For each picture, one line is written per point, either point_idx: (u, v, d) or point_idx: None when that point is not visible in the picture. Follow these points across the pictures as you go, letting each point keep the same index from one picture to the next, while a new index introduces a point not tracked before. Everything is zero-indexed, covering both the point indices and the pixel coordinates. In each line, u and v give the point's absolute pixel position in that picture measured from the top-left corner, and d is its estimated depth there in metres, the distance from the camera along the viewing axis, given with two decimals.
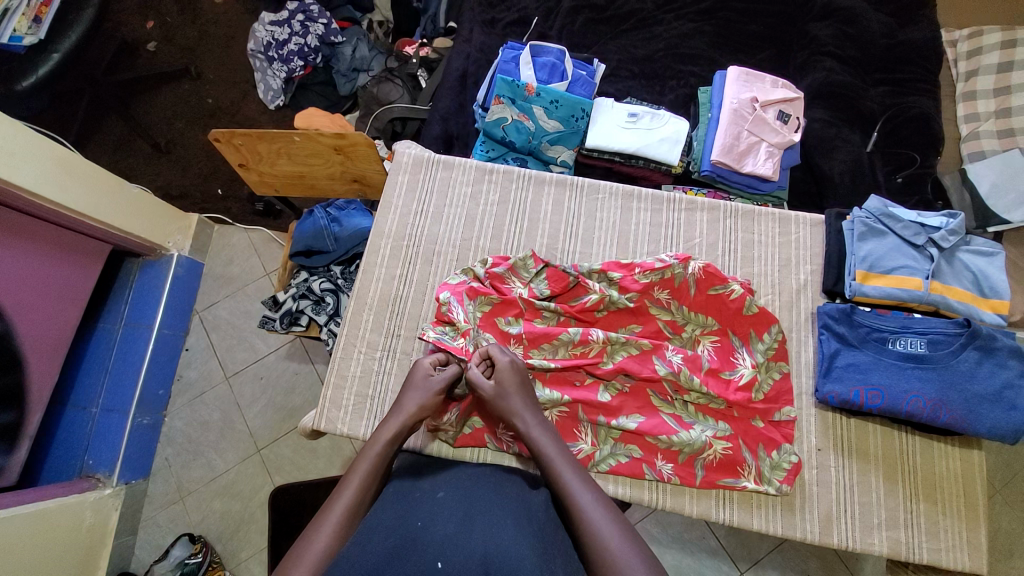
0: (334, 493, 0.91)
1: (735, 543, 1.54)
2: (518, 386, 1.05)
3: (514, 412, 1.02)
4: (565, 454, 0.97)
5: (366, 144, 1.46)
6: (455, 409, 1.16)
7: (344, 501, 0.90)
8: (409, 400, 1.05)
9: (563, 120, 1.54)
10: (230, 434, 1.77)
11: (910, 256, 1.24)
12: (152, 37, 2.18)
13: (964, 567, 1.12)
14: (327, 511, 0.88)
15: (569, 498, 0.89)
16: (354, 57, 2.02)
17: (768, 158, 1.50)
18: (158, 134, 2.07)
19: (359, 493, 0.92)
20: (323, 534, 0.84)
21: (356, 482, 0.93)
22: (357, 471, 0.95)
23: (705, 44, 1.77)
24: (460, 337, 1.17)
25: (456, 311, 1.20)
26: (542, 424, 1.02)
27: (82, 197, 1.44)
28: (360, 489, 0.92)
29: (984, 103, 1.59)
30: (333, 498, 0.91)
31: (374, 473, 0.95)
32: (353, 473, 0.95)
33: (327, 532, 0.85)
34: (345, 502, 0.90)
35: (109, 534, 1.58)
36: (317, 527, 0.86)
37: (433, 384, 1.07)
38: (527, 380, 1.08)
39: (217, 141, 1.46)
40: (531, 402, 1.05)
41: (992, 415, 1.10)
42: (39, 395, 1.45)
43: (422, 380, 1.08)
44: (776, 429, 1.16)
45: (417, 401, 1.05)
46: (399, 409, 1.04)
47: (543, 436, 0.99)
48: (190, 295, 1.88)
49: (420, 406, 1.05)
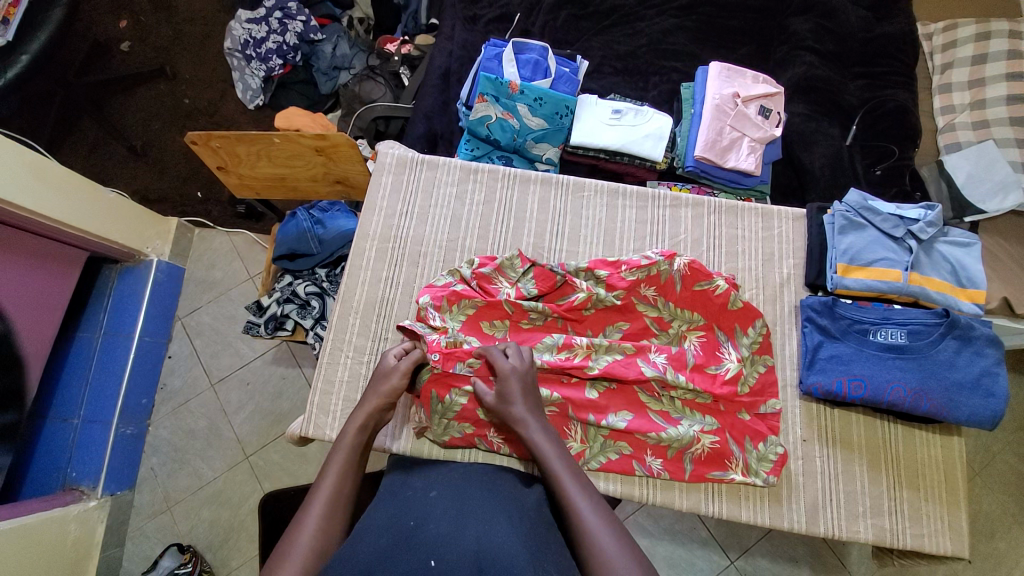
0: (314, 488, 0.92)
1: (725, 532, 1.56)
2: (522, 383, 1.06)
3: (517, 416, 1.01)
4: (563, 456, 0.97)
5: (348, 145, 1.43)
6: (422, 408, 1.16)
7: (323, 494, 0.90)
8: (378, 388, 1.08)
9: (547, 117, 1.54)
10: (217, 441, 1.74)
11: (889, 248, 1.27)
12: (125, 36, 2.12)
13: (946, 550, 1.15)
14: (307, 505, 0.88)
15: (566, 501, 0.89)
16: (335, 55, 1.98)
17: (750, 153, 1.51)
18: (134, 136, 2.02)
19: (337, 484, 0.92)
20: (308, 527, 0.85)
21: (338, 475, 0.93)
22: (335, 464, 0.95)
23: (688, 40, 1.77)
24: (437, 333, 1.19)
25: (433, 315, 1.21)
26: (543, 428, 1.01)
27: (57, 203, 1.40)
28: (340, 481, 0.93)
29: (959, 95, 1.62)
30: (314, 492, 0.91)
31: (353, 464, 0.97)
32: (328, 466, 0.95)
33: (312, 525, 0.85)
34: (326, 495, 0.90)
35: (95, 547, 1.55)
36: (302, 519, 0.86)
37: (397, 368, 1.11)
38: (530, 383, 1.07)
39: (194, 143, 1.42)
40: (534, 406, 1.04)
41: (971, 402, 1.13)
42: (17, 408, 1.42)
43: (387, 370, 1.11)
44: (762, 421, 1.18)
45: (385, 388, 1.07)
46: (366, 401, 1.06)
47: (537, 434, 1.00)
48: (171, 302, 1.84)
49: (386, 395, 1.07)
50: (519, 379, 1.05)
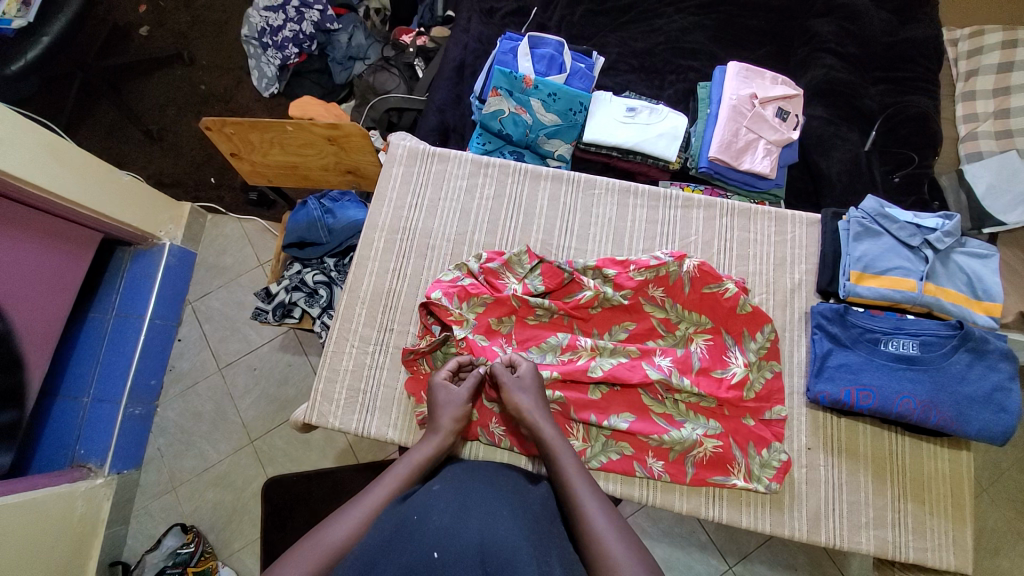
0: (344, 505, 0.89)
1: (724, 537, 1.55)
2: (515, 378, 1.09)
3: (524, 410, 1.05)
4: (573, 459, 0.98)
5: (360, 135, 1.43)
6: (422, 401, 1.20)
7: (384, 483, 0.93)
8: (445, 417, 1.06)
9: (561, 113, 1.53)
10: (222, 424, 1.76)
11: (905, 257, 1.24)
12: (144, 22, 2.14)
13: (949, 566, 1.13)
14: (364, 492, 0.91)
15: (576, 505, 0.90)
16: (351, 45, 1.98)
17: (766, 156, 1.49)
18: (150, 120, 2.04)
19: (395, 483, 0.93)
20: (359, 507, 0.87)
21: (382, 488, 0.91)
22: (382, 481, 0.93)
23: (706, 39, 1.75)
24: (455, 325, 1.20)
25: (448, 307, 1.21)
26: (552, 426, 1.04)
27: (73, 184, 1.42)
28: (386, 493, 0.91)
29: (983, 103, 1.58)
30: (374, 484, 0.93)
31: (402, 484, 0.94)
32: (400, 463, 0.98)
33: (361, 509, 0.87)
34: (384, 484, 0.93)
35: (101, 523, 1.58)
36: (353, 502, 0.89)
37: (460, 395, 1.09)
38: (543, 384, 1.11)
39: (208, 129, 1.43)
40: (542, 403, 1.07)
41: (982, 416, 1.10)
42: (18, 403, 1.42)
43: (446, 398, 1.08)
44: (766, 428, 1.17)
45: (454, 417, 1.06)
46: (437, 430, 1.04)
47: (546, 427, 1.02)
48: (183, 286, 1.86)
49: (454, 420, 1.06)
50: (528, 375, 1.10)
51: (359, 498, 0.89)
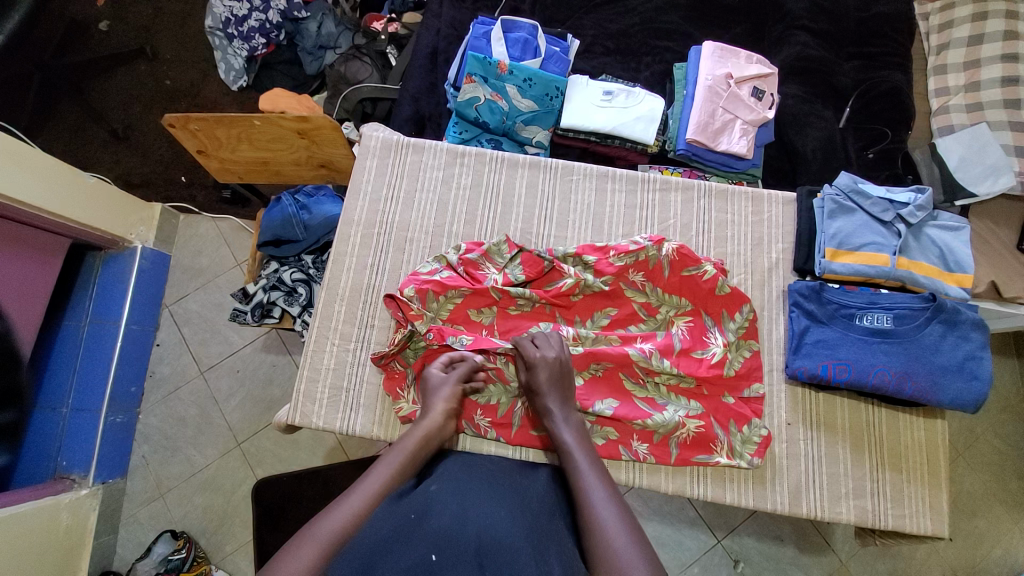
0: (340, 496, 0.87)
1: (712, 512, 1.59)
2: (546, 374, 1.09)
3: (551, 414, 1.05)
4: (592, 463, 0.96)
5: (331, 127, 1.39)
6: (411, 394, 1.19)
7: (377, 474, 0.90)
8: (435, 399, 1.08)
9: (537, 99, 1.50)
10: (208, 428, 1.74)
11: (879, 232, 1.26)
12: (103, 15, 2.05)
13: (927, 531, 1.17)
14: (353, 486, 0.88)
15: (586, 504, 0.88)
16: (320, 34, 1.93)
17: (742, 136, 1.49)
18: (115, 119, 1.96)
19: (388, 474, 0.91)
20: (350, 503, 0.85)
21: (373, 481, 0.89)
22: (376, 469, 0.91)
23: (681, 18, 1.73)
24: (415, 319, 1.18)
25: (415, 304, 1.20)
26: (575, 427, 1.03)
27: (36, 189, 1.36)
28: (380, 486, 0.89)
29: (954, 77, 1.60)
30: (364, 473, 0.90)
31: (396, 478, 0.91)
32: (392, 450, 0.96)
33: (354, 503, 0.85)
34: (379, 476, 0.90)
35: (89, 533, 1.56)
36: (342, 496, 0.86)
37: (448, 377, 1.12)
38: (566, 374, 1.10)
39: (172, 126, 1.38)
40: (566, 403, 1.07)
41: (955, 384, 1.14)
42: None
43: (437, 382, 1.11)
44: (746, 405, 1.19)
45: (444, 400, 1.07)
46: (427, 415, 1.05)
47: (569, 431, 1.02)
48: (159, 289, 1.82)
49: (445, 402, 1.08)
50: (547, 368, 1.09)
51: (350, 492, 0.87)
